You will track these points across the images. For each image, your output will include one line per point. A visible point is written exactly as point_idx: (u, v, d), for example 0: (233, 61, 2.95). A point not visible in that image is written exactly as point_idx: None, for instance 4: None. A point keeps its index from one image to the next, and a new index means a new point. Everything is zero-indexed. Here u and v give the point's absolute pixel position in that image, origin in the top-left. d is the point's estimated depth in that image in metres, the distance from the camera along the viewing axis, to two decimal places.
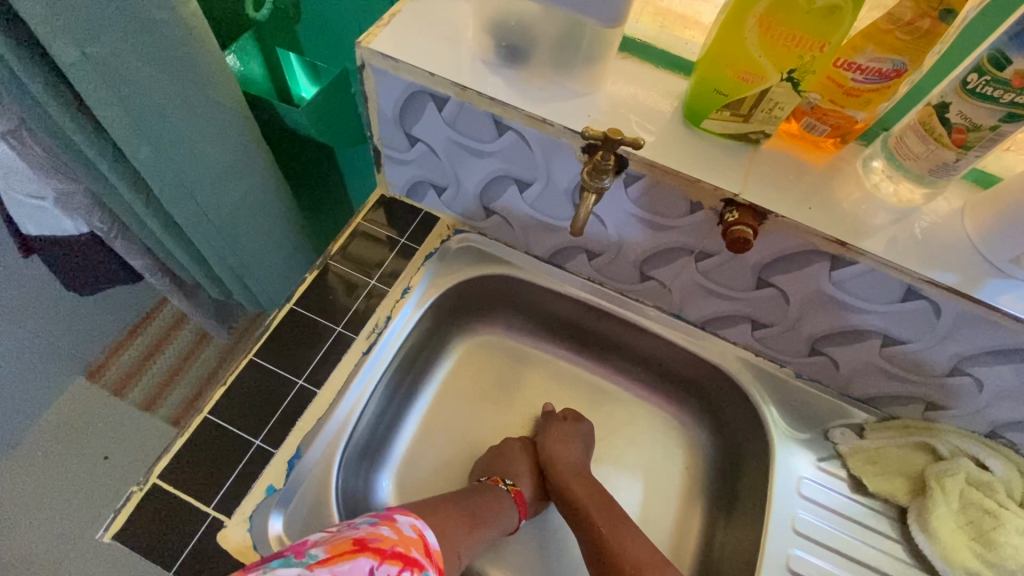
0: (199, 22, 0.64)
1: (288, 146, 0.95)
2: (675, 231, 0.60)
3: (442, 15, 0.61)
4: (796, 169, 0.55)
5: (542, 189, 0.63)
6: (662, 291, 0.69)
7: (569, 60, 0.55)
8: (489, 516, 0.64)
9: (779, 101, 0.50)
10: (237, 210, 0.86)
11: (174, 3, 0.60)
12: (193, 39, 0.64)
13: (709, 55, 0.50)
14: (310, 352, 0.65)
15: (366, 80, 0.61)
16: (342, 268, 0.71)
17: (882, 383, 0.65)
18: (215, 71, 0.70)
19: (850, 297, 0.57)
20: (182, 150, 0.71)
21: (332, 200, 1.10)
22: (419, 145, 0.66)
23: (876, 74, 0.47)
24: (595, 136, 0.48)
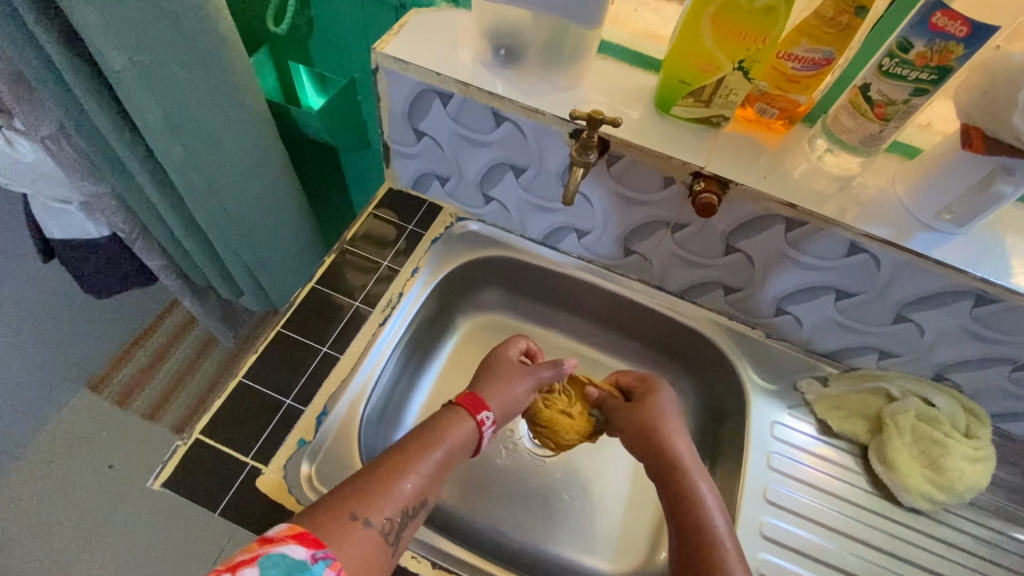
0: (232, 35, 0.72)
1: (300, 151, 1.04)
2: (652, 205, 0.69)
3: (444, 25, 0.70)
4: (752, 146, 0.65)
5: (536, 173, 0.72)
6: (645, 263, 0.78)
7: (557, 59, 0.64)
8: (437, 430, 0.58)
9: (733, 87, 0.59)
10: (255, 208, 0.93)
11: (212, 18, 0.68)
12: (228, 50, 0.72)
13: (673, 51, 0.59)
14: (331, 325, 0.72)
15: (379, 82, 0.69)
16: (356, 253, 0.79)
17: (840, 335, 0.74)
18: (245, 80, 0.78)
19: (805, 255, 0.66)
20: (210, 148, 0.79)
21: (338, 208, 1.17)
22: (426, 139, 0.75)
23: (811, 63, 0.57)
24: (581, 117, 0.57)
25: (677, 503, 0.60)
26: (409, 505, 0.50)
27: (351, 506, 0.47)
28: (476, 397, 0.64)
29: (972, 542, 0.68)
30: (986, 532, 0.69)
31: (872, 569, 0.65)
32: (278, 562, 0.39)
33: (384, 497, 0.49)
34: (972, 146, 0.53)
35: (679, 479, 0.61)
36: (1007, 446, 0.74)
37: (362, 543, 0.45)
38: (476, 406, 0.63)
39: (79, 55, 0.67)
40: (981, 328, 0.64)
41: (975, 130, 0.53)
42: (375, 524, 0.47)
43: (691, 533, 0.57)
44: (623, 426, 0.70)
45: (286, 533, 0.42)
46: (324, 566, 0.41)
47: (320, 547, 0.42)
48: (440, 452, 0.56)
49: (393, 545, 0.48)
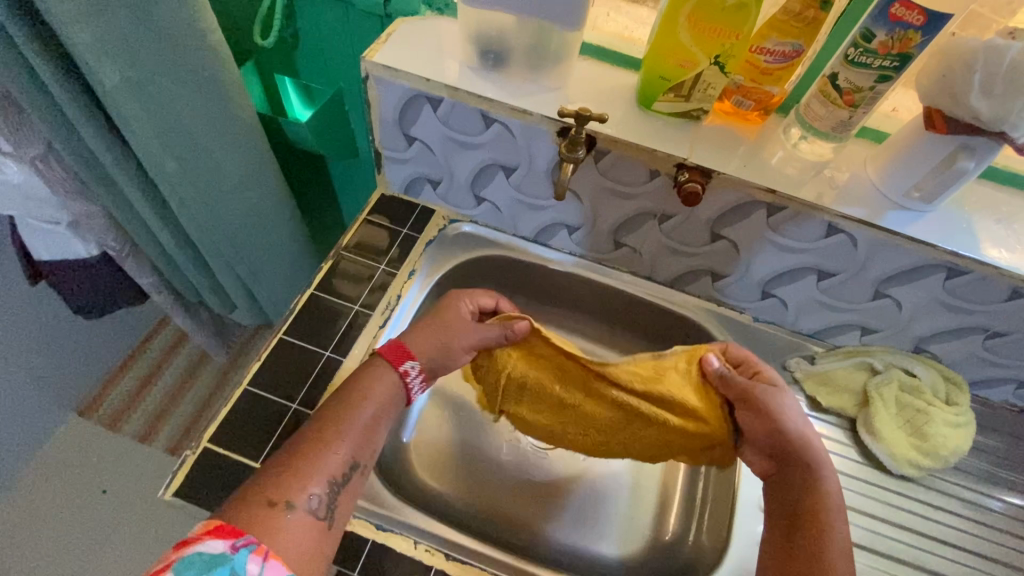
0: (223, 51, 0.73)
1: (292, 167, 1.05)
2: (639, 198, 0.72)
3: (431, 32, 0.72)
4: (731, 137, 0.68)
5: (526, 173, 0.74)
6: (634, 255, 0.81)
7: (541, 61, 0.67)
8: (364, 389, 0.60)
9: (711, 82, 0.63)
10: (249, 218, 0.93)
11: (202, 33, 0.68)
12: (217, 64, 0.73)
13: (653, 48, 0.62)
14: (332, 329, 0.73)
15: (369, 89, 0.71)
16: (353, 258, 0.80)
17: (822, 315, 0.77)
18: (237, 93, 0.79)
19: (787, 239, 0.69)
20: (204, 160, 0.80)
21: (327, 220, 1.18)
22: (416, 144, 0.77)
23: (781, 56, 0.60)
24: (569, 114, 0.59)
25: (795, 502, 0.60)
26: (337, 474, 0.54)
27: (269, 492, 0.50)
28: (400, 346, 0.64)
29: (958, 504, 0.71)
30: (971, 494, 0.72)
31: (869, 535, 0.68)
32: (193, 562, 0.42)
33: (305, 476, 0.52)
34: (935, 127, 0.57)
35: (806, 474, 0.60)
36: (985, 411, 0.78)
37: (289, 525, 0.49)
38: (400, 356, 0.63)
39: (70, 73, 0.67)
40: (953, 300, 0.68)
41: (937, 112, 0.57)
42: (302, 504, 0.50)
43: (807, 527, 0.57)
44: (748, 422, 0.65)
45: (202, 531, 0.44)
46: (247, 553, 0.44)
47: (241, 535, 0.45)
48: (371, 412, 0.58)
49: (329, 514, 0.52)
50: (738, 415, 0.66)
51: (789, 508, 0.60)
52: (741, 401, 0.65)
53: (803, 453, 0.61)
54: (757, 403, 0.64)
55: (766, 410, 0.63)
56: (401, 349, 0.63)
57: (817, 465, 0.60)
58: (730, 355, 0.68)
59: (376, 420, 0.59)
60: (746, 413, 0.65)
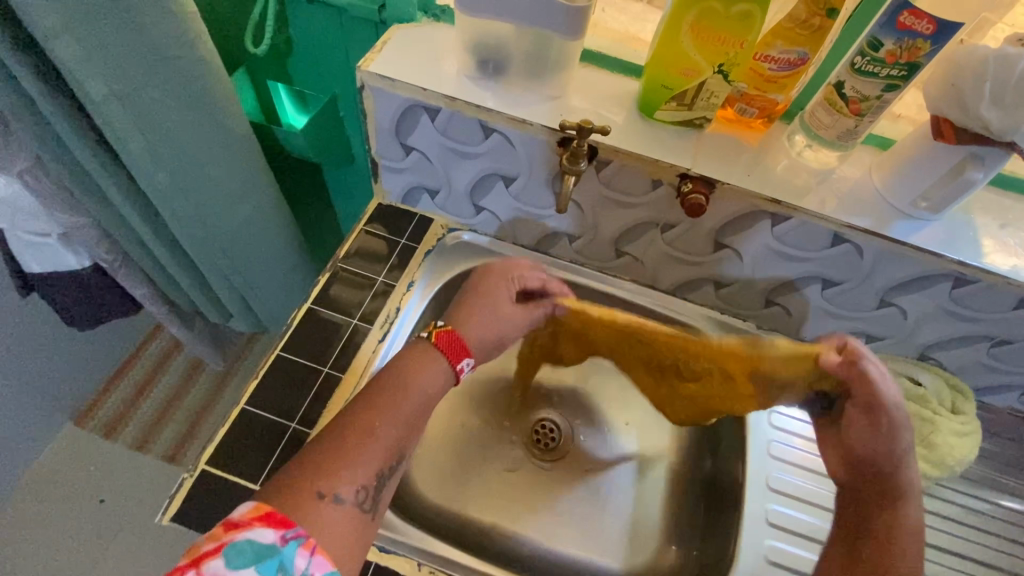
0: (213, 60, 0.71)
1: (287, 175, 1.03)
2: (641, 207, 0.71)
3: (427, 39, 0.71)
4: (735, 146, 0.67)
5: (526, 182, 0.73)
6: (636, 263, 0.79)
7: (540, 70, 0.65)
8: (408, 377, 0.59)
9: (714, 90, 0.61)
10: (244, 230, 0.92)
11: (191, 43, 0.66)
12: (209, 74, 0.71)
13: (656, 56, 0.61)
14: (331, 344, 0.72)
15: (365, 99, 0.70)
16: (351, 270, 0.79)
17: (826, 323, 0.76)
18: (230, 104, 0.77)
19: (792, 248, 0.68)
20: (198, 173, 0.78)
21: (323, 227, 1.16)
22: (414, 153, 0.75)
23: (787, 64, 0.59)
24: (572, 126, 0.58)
25: (866, 526, 0.61)
26: (385, 466, 0.53)
27: (316, 484, 0.49)
28: (458, 341, 0.64)
29: (963, 512, 0.71)
30: (975, 502, 0.72)
31: None
32: (245, 549, 0.42)
33: (349, 466, 0.51)
34: (943, 136, 0.56)
35: (896, 502, 0.60)
36: (989, 418, 0.77)
37: (331, 519, 0.48)
38: (458, 352, 0.63)
39: (56, 85, 0.65)
40: (959, 308, 0.67)
41: (945, 120, 0.56)
42: (347, 496, 0.50)
43: (867, 550, 0.59)
44: (853, 424, 0.63)
45: (252, 517, 0.45)
46: (295, 546, 0.44)
47: (289, 526, 0.45)
48: (418, 403, 0.58)
49: (371, 506, 0.51)
50: (846, 412, 0.64)
51: (861, 532, 0.61)
52: (851, 397, 0.64)
53: (894, 476, 0.61)
54: (875, 412, 0.61)
55: (877, 424, 0.61)
56: (457, 339, 0.64)
57: (908, 493, 0.60)
58: (850, 347, 0.64)
59: (422, 411, 0.59)
60: (858, 415, 0.63)
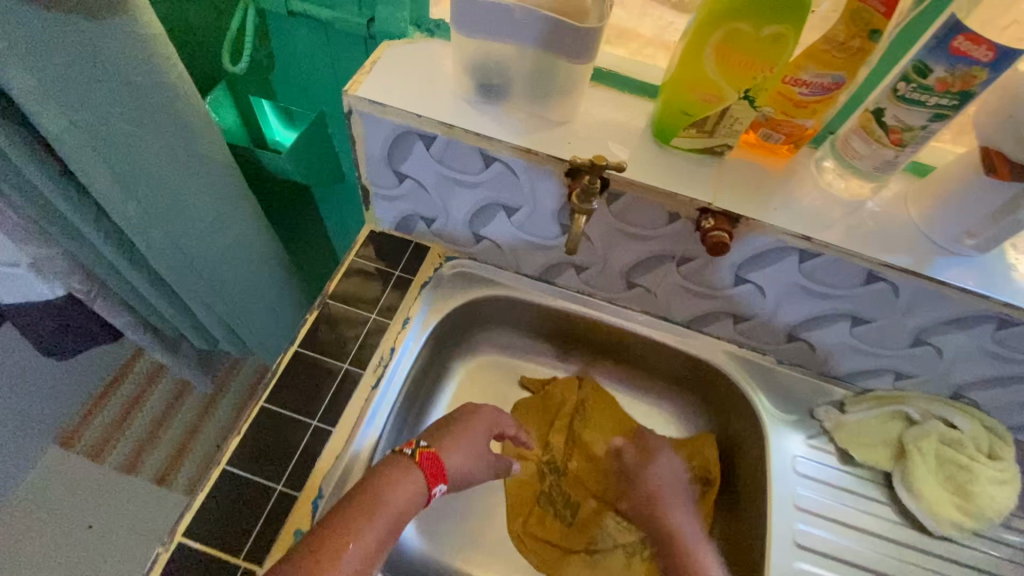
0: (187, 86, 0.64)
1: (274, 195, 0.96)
2: (655, 240, 0.65)
3: (421, 58, 0.64)
4: (758, 174, 0.61)
5: (530, 213, 0.67)
6: (648, 296, 0.74)
7: (545, 93, 0.59)
8: (378, 491, 0.55)
9: (738, 117, 0.56)
10: (229, 259, 0.84)
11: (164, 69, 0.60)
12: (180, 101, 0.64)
13: (674, 79, 0.55)
14: (320, 393, 0.66)
15: (353, 125, 0.64)
16: (341, 307, 0.73)
17: (853, 359, 0.71)
18: (208, 129, 0.71)
19: (821, 286, 0.62)
20: (172, 201, 0.71)
21: (316, 250, 1.09)
22: (408, 182, 0.69)
23: (819, 88, 0.54)
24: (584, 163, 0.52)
25: None
26: None
27: None
28: (437, 465, 0.60)
29: (997, 563, 0.66)
30: (1015, 553, 0.67)
31: None
32: None
33: None
34: (996, 172, 0.51)
35: None
36: None
37: None
38: (435, 476, 0.59)
39: (8, 115, 0.59)
40: (1002, 349, 0.62)
41: (997, 154, 0.50)
42: None
43: None
44: None
45: None
46: None
47: None
48: (385, 524, 0.54)
49: None
50: None
51: None
52: None
53: None
54: None
55: None
56: (437, 465, 0.60)
57: None
58: None
59: (390, 530, 0.55)
60: None
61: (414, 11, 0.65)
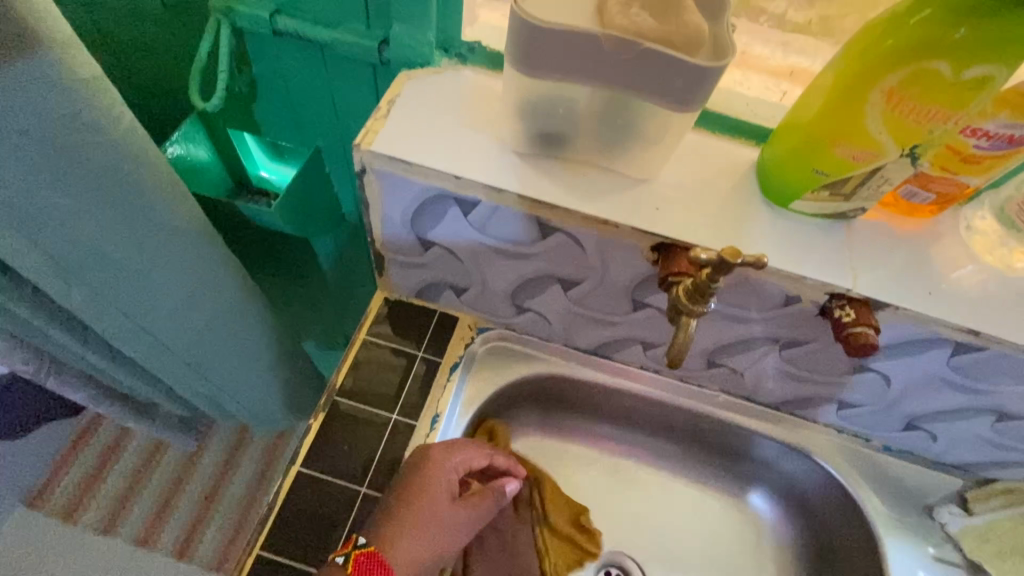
0: (140, 138, 0.47)
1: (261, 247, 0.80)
2: (756, 323, 0.51)
3: (452, 94, 0.49)
4: (897, 243, 0.48)
5: (594, 288, 0.53)
6: (733, 376, 0.60)
7: (622, 144, 0.45)
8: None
9: (892, 177, 0.42)
10: (216, 338, 0.67)
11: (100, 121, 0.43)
12: (138, 160, 0.47)
13: (810, 128, 0.41)
14: (334, 529, 0.53)
15: (366, 185, 0.49)
16: (353, 404, 0.59)
17: (981, 451, 0.59)
18: (178, 199, 0.53)
19: (969, 380, 0.50)
20: (136, 285, 0.53)
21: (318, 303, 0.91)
22: (435, 249, 0.54)
23: (1004, 141, 0.40)
24: (705, 261, 0.37)
25: None
26: None
27: None
28: (379, 564, 0.46)
29: None
30: None
31: None
32: None
33: None
34: None
35: None
36: None
37: None
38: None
39: None
40: None
41: None
42: None
43: None
44: None
45: None
46: None
47: None
48: None
49: None
50: None
51: None
52: None
53: None
54: None
55: None
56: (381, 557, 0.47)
57: None
58: None
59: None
60: None
61: (441, 31, 0.49)
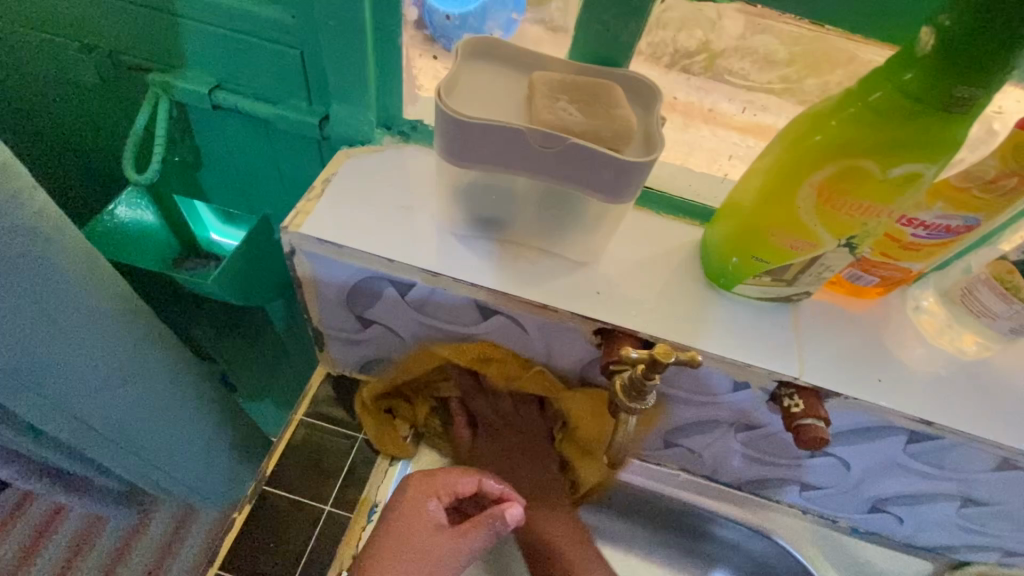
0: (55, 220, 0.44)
1: (205, 314, 0.76)
2: (712, 408, 0.49)
3: (389, 173, 0.48)
4: (847, 326, 0.46)
5: (541, 368, 0.51)
6: (693, 457, 0.57)
7: (560, 227, 0.44)
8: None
9: (832, 265, 0.41)
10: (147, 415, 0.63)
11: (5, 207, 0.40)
12: (49, 244, 0.44)
13: (748, 214, 0.40)
14: None
15: (298, 266, 0.47)
16: (285, 493, 0.54)
17: (952, 534, 0.56)
18: (99, 281, 0.50)
19: (931, 466, 0.48)
20: (49, 367, 0.50)
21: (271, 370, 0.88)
22: (375, 327, 0.52)
23: (942, 231, 0.40)
24: (636, 357, 0.36)
25: None
26: None
27: None
28: None
29: None
30: None
31: None
32: None
33: None
34: None
35: None
36: None
37: None
38: None
39: None
40: None
41: None
42: None
43: None
44: None
45: None
46: None
47: None
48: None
49: None
50: None
51: None
52: None
53: None
54: None
55: None
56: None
57: None
58: None
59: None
60: None
61: (381, 110, 0.49)
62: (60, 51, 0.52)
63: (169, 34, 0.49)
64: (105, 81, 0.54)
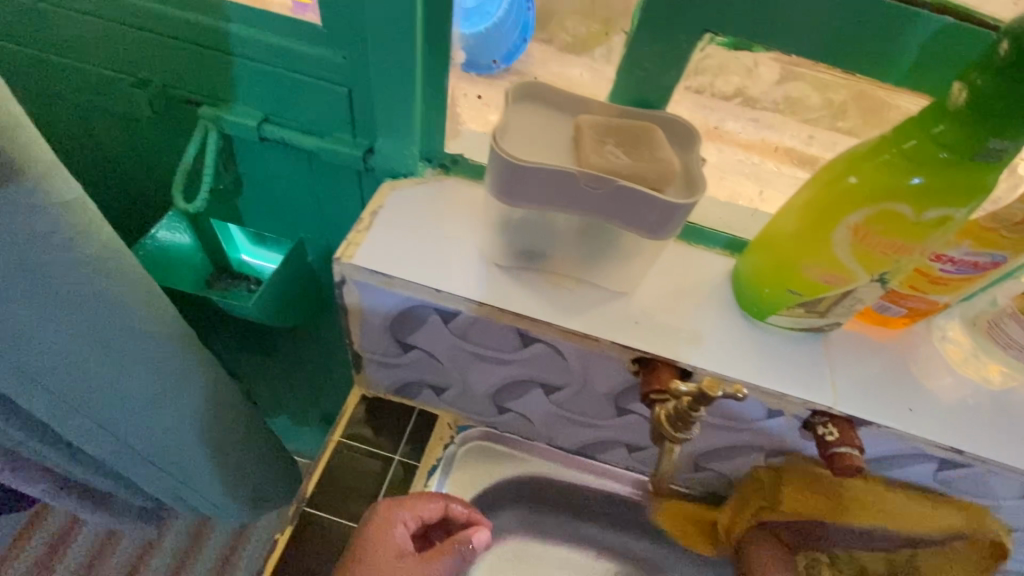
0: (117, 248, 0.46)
1: (237, 333, 0.77)
2: (745, 432, 0.50)
3: (432, 205, 0.50)
4: (876, 355, 0.48)
5: (577, 393, 0.52)
6: (722, 480, 0.58)
7: (600, 259, 0.46)
8: None
9: (864, 299, 0.42)
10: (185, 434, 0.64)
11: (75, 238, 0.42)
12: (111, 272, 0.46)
13: (783, 250, 0.42)
14: None
15: (346, 294, 0.49)
16: (324, 513, 0.55)
17: None
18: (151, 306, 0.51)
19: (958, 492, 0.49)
20: (100, 388, 0.51)
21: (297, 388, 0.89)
22: (415, 351, 0.53)
23: (969, 267, 0.41)
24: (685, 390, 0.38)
25: None
26: None
27: None
28: None
29: None
30: None
31: None
32: None
33: None
34: None
35: None
36: None
37: None
38: None
39: None
40: None
41: None
42: None
43: None
44: None
45: None
46: None
47: None
48: None
49: None
50: None
51: None
52: None
53: None
54: None
55: None
56: None
57: None
58: None
59: None
60: None
61: (425, 144, 0.51)
62: (115, 85, 0.55)
63: (223, 72, 0.51)
64: (157, 113, 0.57)
